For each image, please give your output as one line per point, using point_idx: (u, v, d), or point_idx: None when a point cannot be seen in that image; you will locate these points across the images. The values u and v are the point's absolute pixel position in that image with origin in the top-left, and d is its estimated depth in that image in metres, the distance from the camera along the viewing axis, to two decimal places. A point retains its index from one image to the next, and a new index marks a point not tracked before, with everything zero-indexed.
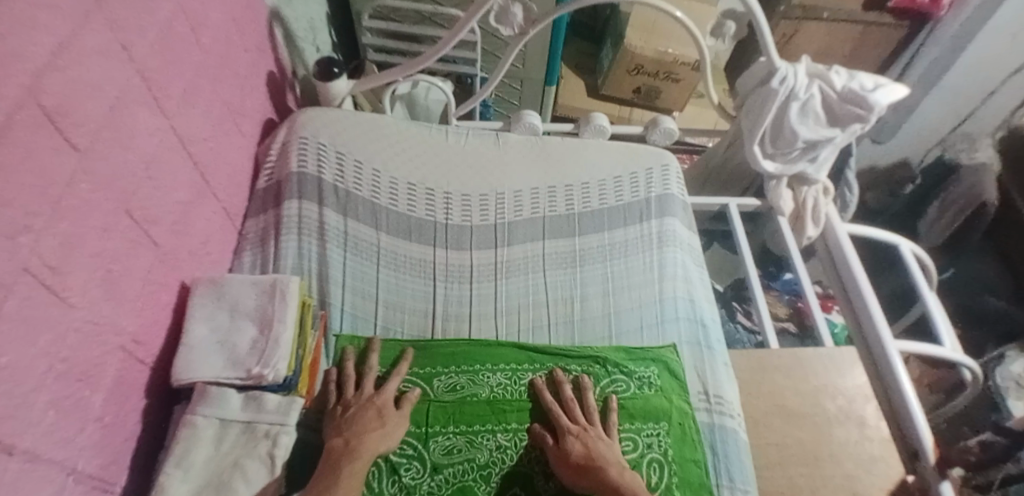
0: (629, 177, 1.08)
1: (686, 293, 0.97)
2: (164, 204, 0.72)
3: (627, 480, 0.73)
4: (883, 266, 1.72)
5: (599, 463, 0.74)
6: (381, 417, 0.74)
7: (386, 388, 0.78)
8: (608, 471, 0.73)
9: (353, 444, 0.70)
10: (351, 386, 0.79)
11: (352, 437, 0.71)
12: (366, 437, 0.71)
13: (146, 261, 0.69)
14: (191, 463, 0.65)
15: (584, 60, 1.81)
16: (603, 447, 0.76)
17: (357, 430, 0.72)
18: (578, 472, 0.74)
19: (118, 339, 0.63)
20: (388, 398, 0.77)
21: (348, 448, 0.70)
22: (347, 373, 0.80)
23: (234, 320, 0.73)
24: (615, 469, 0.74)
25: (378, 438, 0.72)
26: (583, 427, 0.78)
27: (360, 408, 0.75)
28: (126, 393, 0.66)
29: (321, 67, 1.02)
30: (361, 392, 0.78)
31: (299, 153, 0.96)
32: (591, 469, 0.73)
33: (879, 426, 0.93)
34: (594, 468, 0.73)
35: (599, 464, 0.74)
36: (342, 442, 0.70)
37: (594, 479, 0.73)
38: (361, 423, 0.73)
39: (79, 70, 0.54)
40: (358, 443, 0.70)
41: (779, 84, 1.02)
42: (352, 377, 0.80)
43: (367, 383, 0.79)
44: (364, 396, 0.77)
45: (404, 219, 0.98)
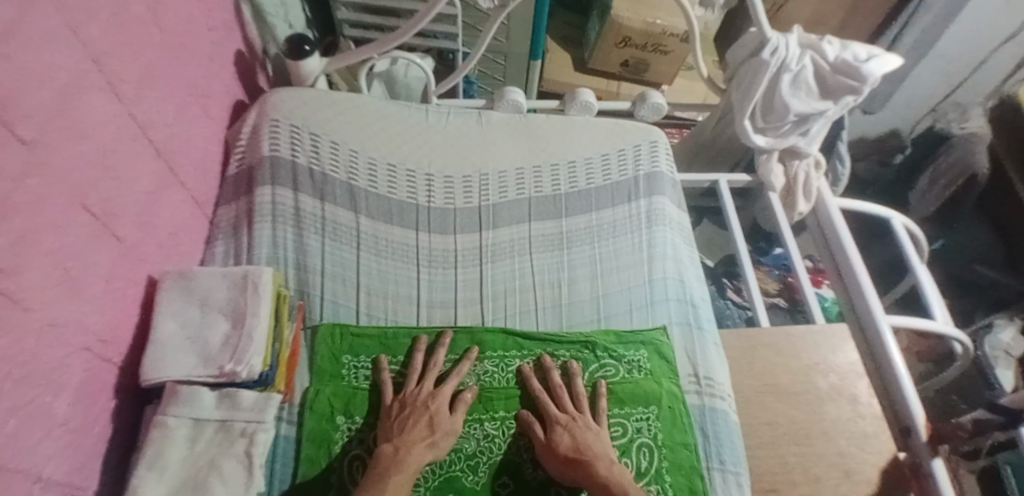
0: (617, 155, 1.05)
1: (676, 274, 0.95)
2: (126, 195, 0.68)
3: (614, 474, 0.71)
4: (874, 240, 1.71)
5: (586, 456, 0.72)
6: (438, 421, 0.73)
7: (444, 389, 0.77)
8: (597, 465, 0.71)
9: (402, 453, 0.69)
10: (414, 383, 0.78)
11: (401, 445, 0.70)
12: (417, 446, 0.70)
13: (108, 256, 0.65)
14: (164, 465, 0.62)
15: (571, 32, 1.75)
16: (591, 437, 0.75)
17: (408, 438, 0.71)
18: (566, 464, 0.71)
19: (82, 340, 0.60)
20: (444, 400, 0.76)
21: (397, 457, 0.68)
22: (412, 366, 0.79)
23: (205, 315, 0.70)
24: (603, 464, 0.71)
25: (428, 446, 0.71)
26: (572, 416, 0.77)
27: (416, 414, 0.73)
28: (94, 394, 0.63)
29: (290, 44, 0.97)
30: (416, 392, 0.76)
31: (271, 137, 0.92)
32: (578, 462, 0.71)
33: (871, 404, 0.93)
34: (583, 462, 0.71)
35: (586, 456, 0.72)
36: (392, 450, 0.69)
37: (582, 472, 0.71)
38: (411, 429, 0.71)
39: (25, 56, 0.50)
40: (408, 451, 0.69)
41: (770, 55, 0.99)
42: (415, 372, 0.79)
43: (427, 382, 0.78)
44: (422, 399, 0.75)
45: (384, 203, 0.94)
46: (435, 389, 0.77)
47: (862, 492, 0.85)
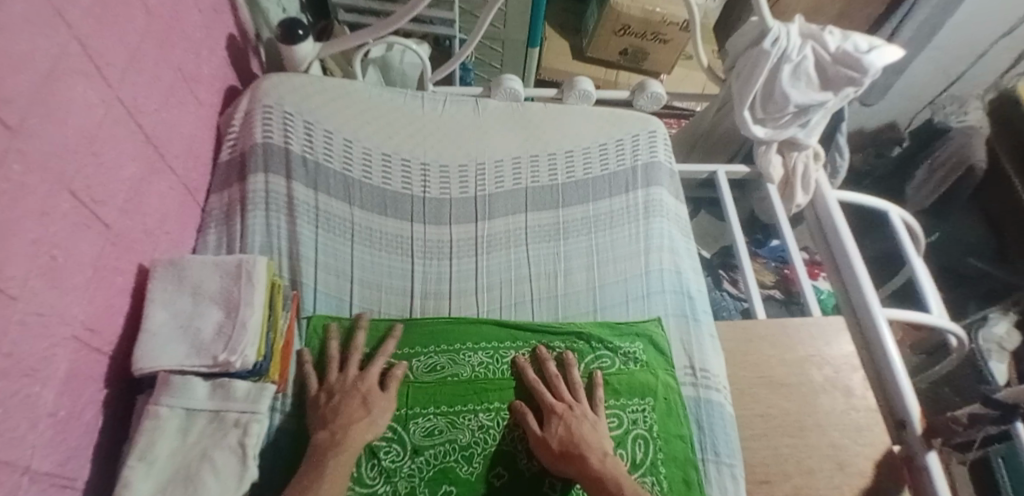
0: (614, 145, 1.03)
1: (673, 265, 0.95)
2: (112, 183, 0.67)
3: (608, 467, 0.69)
4: (869, 232, 1.71)
5: (580, 448, 0.71)
6: (370, 404, 0.72)
7: (371, 370, 0.76)
8: (588, 457, 0.70)
9: (339, 436, 0.68)
10: (337, 367, 0.77)
11: (337, 428, 0.69)
12: (354, 429, 0.69)
13: (95, 245, 0.64)
14: (156, 455, 0.62)
15: (568, 19, 1.73)
16: (587, 428, 0.74)
17: (343, 421, 0.70)
18: (564, 461, 0.71)
19: (69, 330, 0.59)
20: (376, 383, 0.75)
21: (333, 441, 0.68)
22: (329, 354, 0.78)
23: (198, 305, 0.69)
24: (596, 457, 0.70)
25: (366, 430, 0.70)
26: (568, 405, 0.76)
27: (348, 396, 0.73)
28: (82, 384, 0.62)
29: (282, 29, 0.95)
30: (346, 376, 0.75)
31: (263, 124, 0.90)
32: (572, 456, 0.71)
33: (865, 396, 0.93)
34: (575, 455, 0.70)
35: (580, 449, 0.71)
36: (327, 435, 0.69)
37: (575, 465, 0.70)
38: (347, 414, 0.71)
39: (6, 38, 0.48)
40: (345, 435, 0.69)
41: (772, 44, 0.97)
42: (336, 358, 0.78)
43: (352, 365, 0.77)
44: (350, 382, 0.75)
45: (379, 193, 0.93)
46: (362, 371, 0.76)
47: (855, 483, 0.85)
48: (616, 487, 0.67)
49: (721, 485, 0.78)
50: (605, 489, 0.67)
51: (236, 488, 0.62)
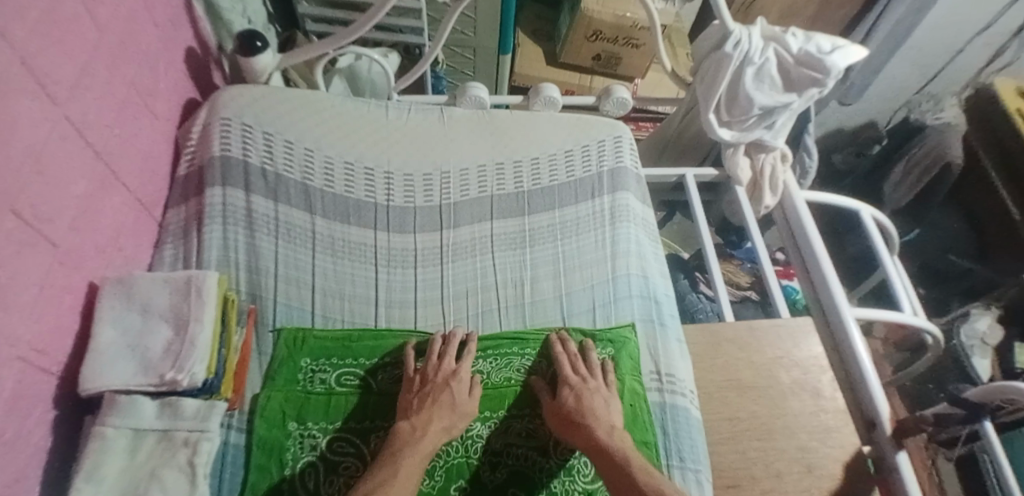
0: (581, 150, 1.03)
1: (640, 269, 0.94)
2: (60, 201, 0.65)
3: (616, 441, 0.72)
4: (843, 231, 1.73)
5: (586, 419, 0.73)
6: (451, 403, 0.74)
7: (465, 368, 0.78)
8: (595, 429, 0.72)
9: (418, 432, 0.70)
10: (434, 357, 0.79)
11: (418, 423, 0.71)
12: (432, 426, 0.70)
13: (42, 263, 0.62)
14: (103, 477, 0.60)
15: (542, 25, 1.73)
16: (599, 402, 0.77)
17: (425, 416, 0.71)
18: (566, 427, 0.73)
19: (16, 350, 0.58)
20: (464, 382, 0.77)
21: (412, 436, 0.69)
22: (433, 345, 0.80)
23: (146, 323, 0.68)
24: (602, 430, 0.73)
25: (442, 430, 0.71)
26: (582, 379, 0.79)
27: (437, 391, 0.74)
28: (29, 407, 0.60)
29: (241, 41, 0.94)
30: (437, 368, 0.77)
31: (221, 136, 0.89)
32: (577, 425, 0.73)
33: (834, 397, 0.93)
34: (580, 424, 0.73)
35: (587, 420, 0.73)
36: (409, 428, 0.70)
37: (580, 435, 0.72)
38: (430, 409, 0.72)
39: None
40: (424, 433, 0.70)
41: (733, 48, 0.98)
42: (436, 349, 0.80)
43: (449, 357, 0.79)
44: (440, 376, 0.76)
45: (341, 203, 0.92)
46: (456, 367, 0.78)
47: (826, 486, 0.85)
48: (622, 458, 0.69)
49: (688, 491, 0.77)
50: (611, 459, 0.69)
51: None
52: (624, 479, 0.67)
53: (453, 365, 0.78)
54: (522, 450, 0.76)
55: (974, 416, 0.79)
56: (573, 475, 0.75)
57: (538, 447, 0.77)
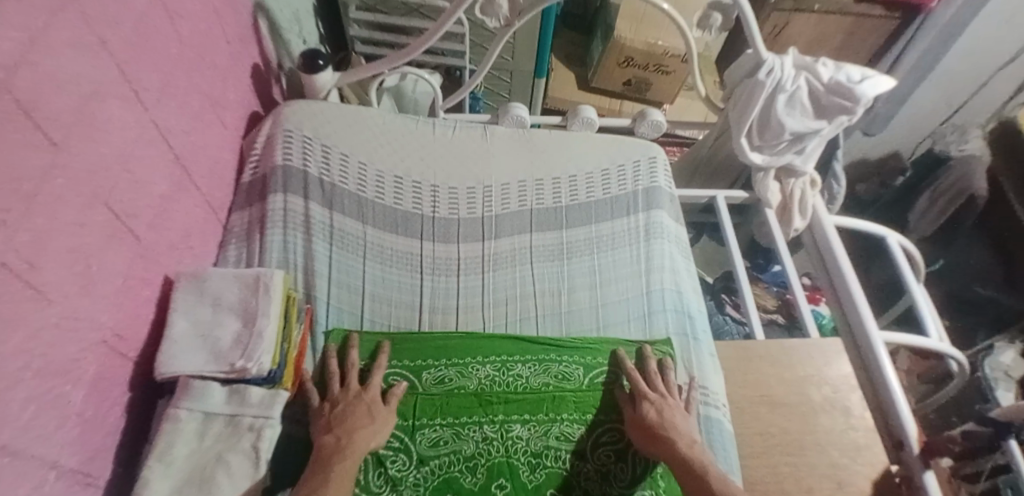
0: (616, 170, 1.08)
1: (673, 285, 0.97)
2: (143, 198, 0.71)
3: (697, 454, 0.74)
4: (876, 259, 1.80)
5: (667, 433, 0.76)
6: (367, 415, 0.74)
7: (375, 383, 0.78)
8: (674, 441, 0.75)
9: (344, 441, 0.70)
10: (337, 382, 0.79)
11: (342, 433, 0.71)
12: (357, 433, 0.72)
13: (127, 254, 0.68)
14: (173, 458, 0.64)
15: (574, 51, 1.81)
16: (679, 418, 0.79)
17: (348, 427, 0.72)
18: (650, 439, 0.76)
19: (99, 334, 0.63)
20: (376, 395, 0.77)
21: (339, 445, 0.70)
22: (330, 369, 0.79)
23: (216, 315, 0.73)
24: (683, 444, 0.75)
25: (367, 436, 0.72)
26: (661, 394, 0.81)
27: (350, 406, 0.75)
28: (110, 388, 0.65)
29: (305, 59, 1.02)
30: (346, 388, 0.77)
31: (284, 147, 0.96)
32: (659, 438, 0.76)
33: (863, 417, 0.94)
34: (660, 436, 0.76)
35: (670, 434, 0.76)
36: (334, 439, 0.71)
37: (659, 446, 0.75)
38: (351, 421, 0.73)
39: (51, 62, 0.53)
40: (351, 439, 0.71)
41: (766, 75, 1.02)
42: (336, 373, 0.79)
43: (353, 379, 0.79)
44: (351, 393, 0.77)
45: (390, 213, 0.97)
46: (364, 385, 0.78)
47: None
48: (702, 470, 0.71)
49: None
50: (690, 468, 0.72)
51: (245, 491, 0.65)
52: (703, 489, 0.69)
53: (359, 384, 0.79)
54: (560, 452, 0.79)
55: (1000, 434, 0.82)
56: (610, 481, 0.78)
57: (575, 451, 0.79)
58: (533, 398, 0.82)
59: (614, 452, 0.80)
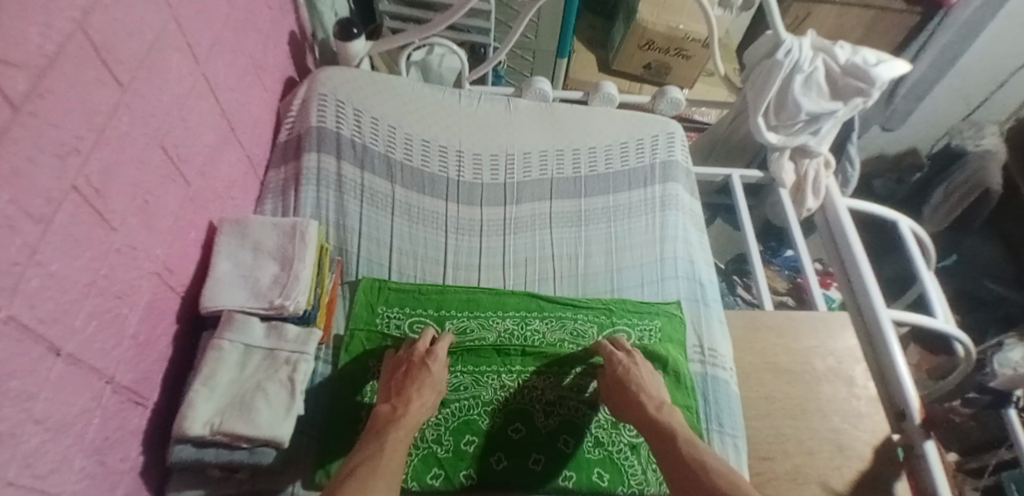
0: (635, 143, 1.11)
1: (686, 254, 1.01)
2: (193, 146, 0.76)
3: (665, 415, 0.75)
4: (885, 253, 1.92)
5: (638, 393, 0.77)
6: (429, 381, 0.76)
7: (441, 348, 0.81)
8: (645, 403, 0.77)
9: (400, 411, 0.73)
10: (406, 345, 0.82)
11: (399, 402, 0.74)
12: (413, 403, 0.74)
13: (178, 196, 0.72)
14: (217, 383, 0.70)
15: (595, 34, 1.83)
16: (648, 379, 0.81)
17: (405, 395, 0.74)
18: (623, 404, 0.78)
19: (152, 266, 0.67)
20: (441, 361, 0.80)
21: (395, 414, 0.72)
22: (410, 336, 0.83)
23: (257, 258, 0.78)
24: (653, 405, 0.77)
25: (424, 407, 0.74)
26: (628, 355, 0.83)
27: (415, 370, 0.77)
28: (160, 318, 0.70)
29: (339, 27, 1.07)
30: (416, 349, 0.80)
31: (318, 109, 1.01)
32: (629, 401, 0.77)
33: (866, 386, 0.98)
34: (631, 401, 0.77)
35: (638, 394, 0.77)
36: (390, 408, 0.73)
37: (633, 411, 0.76)
38: (412, 388, 0.75)
39: (121, 9, 0.58)
40: (406, 409, 0.73)
41: (784, 56, 1.05)
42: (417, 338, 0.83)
43: (422, 342, 0.82)
44: (419, 356, 0.79)
45: (417, 175, 1.02)
46: (430, 348, 0.81)
47: (854, 466, 0.90)
48: (671, 431, 0.73)
49: (725, 452, 0.83)
50: (659, 428, 0.73)
51: (284, 417, 0.69)
52: (670, 449, 0.71)
53: (427, 347, 0.81)
54: (573, 402, 0.83)
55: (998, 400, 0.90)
56: (620, 429, 0.82)
57: (588, 402, 0.84)
58: (548, 354, 0.86)
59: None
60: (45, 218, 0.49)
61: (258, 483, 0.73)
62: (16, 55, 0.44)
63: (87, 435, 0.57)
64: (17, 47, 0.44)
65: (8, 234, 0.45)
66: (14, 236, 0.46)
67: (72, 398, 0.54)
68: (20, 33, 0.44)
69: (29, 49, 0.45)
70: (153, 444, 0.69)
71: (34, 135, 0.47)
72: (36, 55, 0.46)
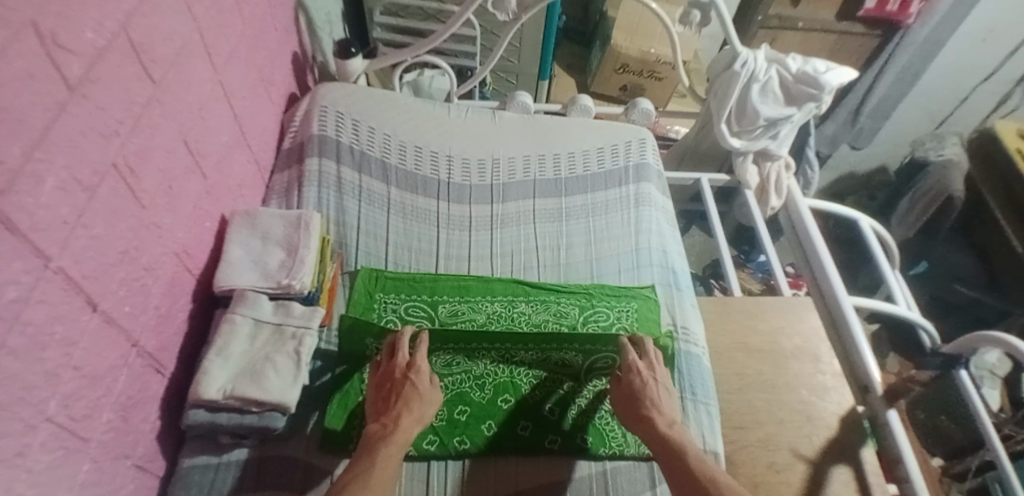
0: (611, 149, 1.22)
1: (659, 245, 1.10)
2: (210, 143, 0.84)
3: (676, 434, 0.78)
4: (856, 265, 2.04)
5: (650, 410, 0.80)
6: (416, 395, 0.78)
7: (421, 360, 0.82)
8: (655, 420, 0.79)
9: (390, 428, 0.75)
10: (387, 355, 0.83)
11: (388, 421, 0.76)
12: (403, 419, 0.75)
13: (196, 187, 0.80)
14: (229, 354, 0.76)
15: (575, 61, 1.98)
16: (663, 395, 0.83)
17: (394, 413, 0.76)
18: (634, 421, 0.81)
19: (173, 247, 0.75)
20: (424, 372, 0.81)
21: (385, 432, 0.74)
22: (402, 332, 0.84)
23: (265, 244, 0.86)
24: (663, 422, 0.79)
25: (414, 421, 0.76)
26: (648, 367, 0.86)
27: (400, 387, 0.79)
28: (179, 295, 0.77)
29: (339, 47, 1.18)
30: (397, 364, 0.81)
31: (320, 119, 1.10)
32: (643, 418, 0.80)
33: (831, 362, 1.06)
34: (645, 417, 0.80)
35: (650, 412, 0.80)
36: (380, 427, 0.75)
37: (646, 429, 0.79)
38: (399, 405, 0.77)
39: (156, 17, 0.67)
40: (396, 426, 0.75)
41: (741, 67, 1.17)
42: (405, 343, 0.83)
43: (403, 351, 0.83)
44: (401, 370, 0.81)
45: (411, 177, 1.11)
46: (412, 359, 0.82)
47: (822, 435, 0.96)
48: (681, 447, 0.76)
49: (700, 422, 0.90)
50: (669, 445, 0.76)
51: (290, 385, 0.75)
52: (679, 465, 0.74)
53: (407, 358, 0.82)
54: (558, 375, 0.89)
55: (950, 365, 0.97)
56: (602, 398, 0.89)
57: (572, 375, 0.90)
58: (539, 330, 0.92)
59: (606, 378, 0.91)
60: (91, 186, 0.57)
61: (265, 450, 0.77)
62: (73, 44, 0.52)
63: (115, 389, 0.63)
64: (74, 38, 0.53)
65: (61, 196, 0.52)
66: (65, 198, 0.53)
67: (104, 352, 0.61)
68: (77, 26, 0.53)
69: (84, 41, 0.54)
70: (170, 411, 0.75)
71: (86, 114, 0.55)
72: (89, 46, 0.55)
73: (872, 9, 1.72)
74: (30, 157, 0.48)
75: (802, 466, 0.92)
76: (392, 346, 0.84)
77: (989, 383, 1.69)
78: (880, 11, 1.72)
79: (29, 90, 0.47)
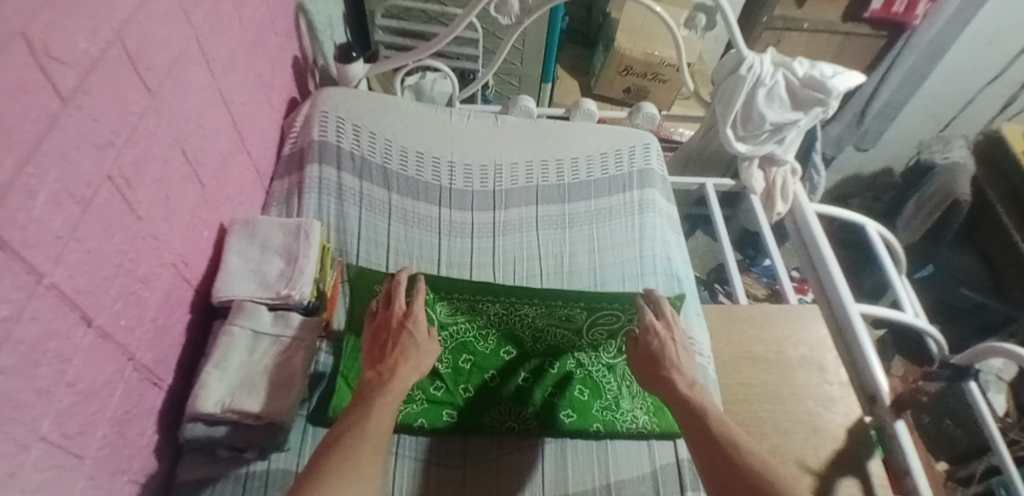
0: (614, 153, 1.20)
1: (664, 252, 1.08)
2: (209, 150, 0.83)
3: (696, 395, 0.76)
4: (860, 268, 2.02)
5: (669, 372, 0.79)
6: (414, 345, 0.76)
7: (418, 310, 0.80)
8: (675, 381, 0.77)
9: (386, 378, 0.73)
10: (384, 305, 0.81)
11: (384, 369, 0.74)
12: (399, 368, 0.74)
13: (194, 195, 0.79)
14: (228, 366, 0.75)
15: (578, 63, 1.96)
16: (683, 357, 0.82)
17: (390, 362, 0.75)
18: (653, 381, 0.80)
19: (171, 258, 0.74)
20: (420, 320, 0.79)
21: (381, 381, 0.72)
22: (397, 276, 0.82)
23: (263, 254, 0.84)
24: (683, 383, 0.77)
25: (410, 369, 0.74)
26: (665, 327, 0.84)
27: (397, 336, 0.77)
28: (176, 306, 0.76)
29: (340, 52, 1.17)
30: (392, 313, 0.80)
31: (320, 125, 1.09)
32: (661, 380, 0.79)
33: (838, 372, 1.04)
34: (664, 378, 0.79)
35: (669, 374, 0.79)
36: (375, 375, 0.73)
37: (665, 388, 0.78)
38: (396, 355, 0.75)
39: (151, 23, 0.66)
40: (393, 374, 0.73)
41: (747, 71, 1.15)
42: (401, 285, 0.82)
43: (399, 301, 0.81)
44: (397, 320, 0.79)
45: (412, 183, 1.09)
46: (408, 309, 0.80)
47: (829, 446, 0.94)
48: (700, 408, 0.73)
49: None
50: (689, 405, 0.74)
51: (290, 396, 0.74)
52: (699, 424, 0.71)
53: (404, 308, 0.81)
54: (560, 329, 0.91)
55: (960, 376, 0.95)
56: (601, 352, 0.93)
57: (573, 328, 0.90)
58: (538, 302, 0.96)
59: (607, 331, 0.92)
60: (86, 200, 0.56)
61: (265, 464, 0.76)
62: (66, 55, 0.51)
63: (110, 404, 0.62)
64: (67, 49, 0.51)
65: (54, 210, 0.51)
66: (58, 213, 0.52)
67: (99, 366, 0.60)
68: (70, 37, 0.52)
69: (77, 51, 0.53)
70: (166, 424, 0.74)
71: (79, 125, 0.54)
72: (82, 56, 0.54)
73: (878, 10, 1.70)
74: (20, 172, 0.47)
75: (809, 479, 0.91)
76: (391, 291, 0.82)
77: (995, 388, 1.68)
78: (886, 12, 1.70)
79: (20, 102, 0.46)
